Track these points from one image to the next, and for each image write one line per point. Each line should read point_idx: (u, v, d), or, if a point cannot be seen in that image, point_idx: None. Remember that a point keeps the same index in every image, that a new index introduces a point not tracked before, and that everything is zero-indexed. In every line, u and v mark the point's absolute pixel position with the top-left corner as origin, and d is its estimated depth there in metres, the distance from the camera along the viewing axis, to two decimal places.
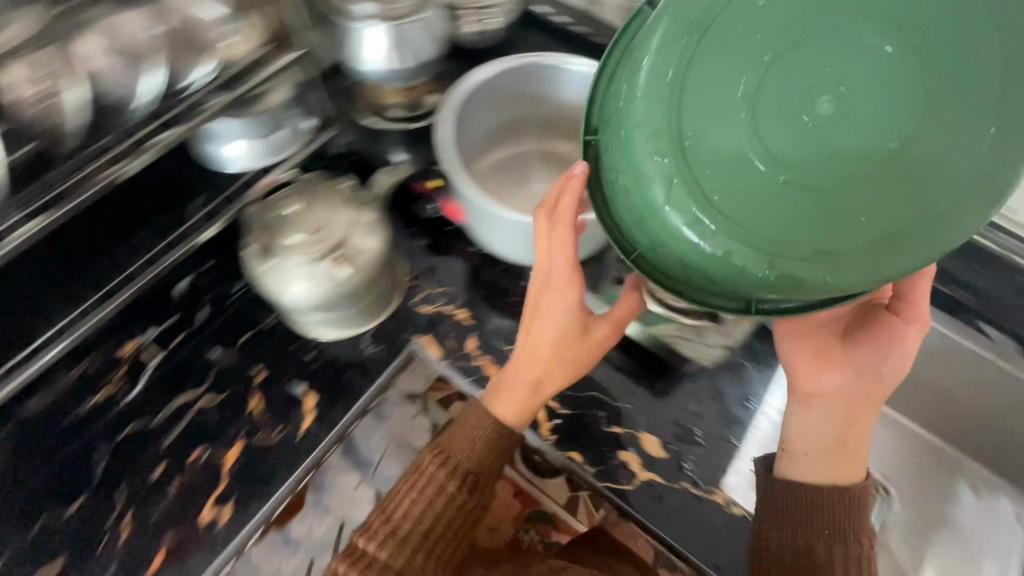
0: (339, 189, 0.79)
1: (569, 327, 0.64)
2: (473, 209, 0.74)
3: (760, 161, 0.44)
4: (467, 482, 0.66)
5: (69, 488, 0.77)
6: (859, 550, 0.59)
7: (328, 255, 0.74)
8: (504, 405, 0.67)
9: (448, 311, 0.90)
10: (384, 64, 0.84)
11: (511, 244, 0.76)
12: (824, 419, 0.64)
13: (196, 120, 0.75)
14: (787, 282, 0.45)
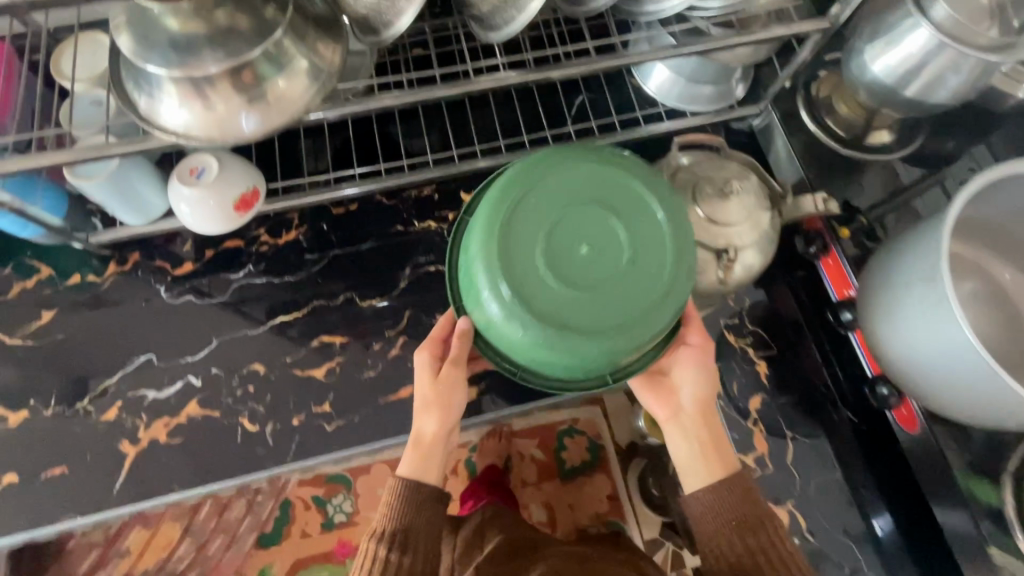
0: (768, 187, 0.68)
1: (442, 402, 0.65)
2: (929, 290, 0.62)
3: (564, 298, 0.56)
4: (401, 540, 0.63)
5: (372, 285, 0.84)
6: (765, 530, 0.60)
7: (720, 254, 0.65)
8: (412, 464, 0.66)
9: (750, 357, 0.81)
10: (887, 73, 0.70)
11: (918, 337, 0.65)
12: (690, 441, 0.65)
13: (686, 48, 0.65)
14: (562, 357, 0.57)
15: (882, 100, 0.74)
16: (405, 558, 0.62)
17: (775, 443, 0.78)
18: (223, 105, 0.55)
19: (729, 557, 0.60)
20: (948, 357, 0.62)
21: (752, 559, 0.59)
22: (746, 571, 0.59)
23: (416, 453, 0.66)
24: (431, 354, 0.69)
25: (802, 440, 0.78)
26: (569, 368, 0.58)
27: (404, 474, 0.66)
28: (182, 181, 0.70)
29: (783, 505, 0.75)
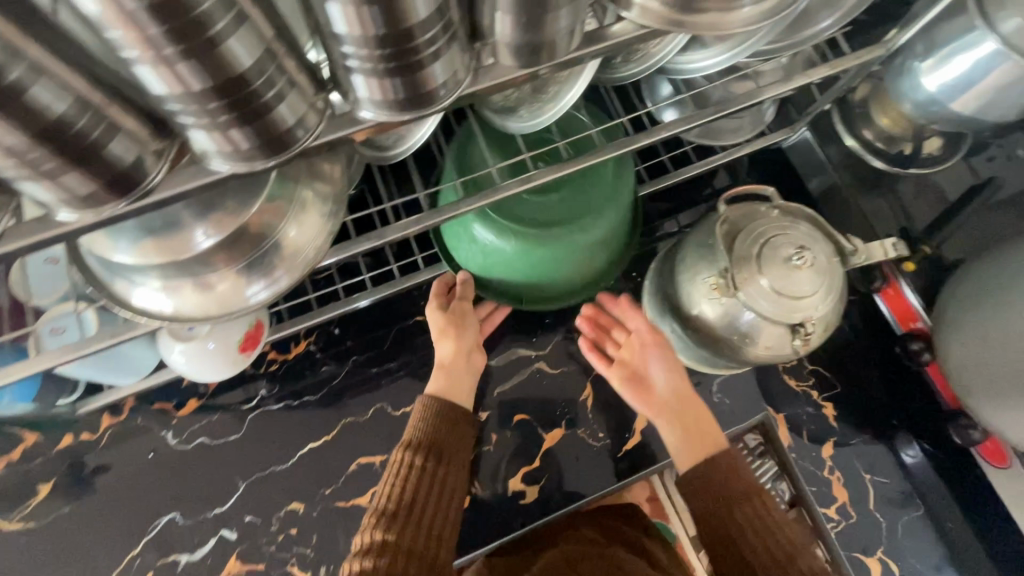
0: (833, 240, 0.62)
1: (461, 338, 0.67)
2: (1010, 307, 0.58)
3: (538, 202, 0.61)
4: (433, 453, 0.60)
5: (403, 389, 0.76)
6: (754, 502, 0.56)
7: (795, 326, 0.59)
8: (440, 384, 0.66)
9: (814, 399, 0.77)
10: (946, 90, 0.63)
11: (988, 364, 0.60)
12: (674, 428, 0.64)
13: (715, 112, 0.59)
14: (552, 253, 0.62)
15: (936, 115, 0.67)
16: (439, 468, 0.60)
17: (855, 489, 0.74)
18: (224, 283, 0.47)
19: (715, 523, 0.56)
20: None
21: (742, 525, 0.54)
22: (733, 530, 0.55)
23: (442, 374, 0.67)
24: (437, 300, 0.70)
25: (882, 481, 0.74)
26: (558, 260, 0.64)
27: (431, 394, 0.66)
28: (173, 338, 0.60)
29: (874, 554, 0.72)
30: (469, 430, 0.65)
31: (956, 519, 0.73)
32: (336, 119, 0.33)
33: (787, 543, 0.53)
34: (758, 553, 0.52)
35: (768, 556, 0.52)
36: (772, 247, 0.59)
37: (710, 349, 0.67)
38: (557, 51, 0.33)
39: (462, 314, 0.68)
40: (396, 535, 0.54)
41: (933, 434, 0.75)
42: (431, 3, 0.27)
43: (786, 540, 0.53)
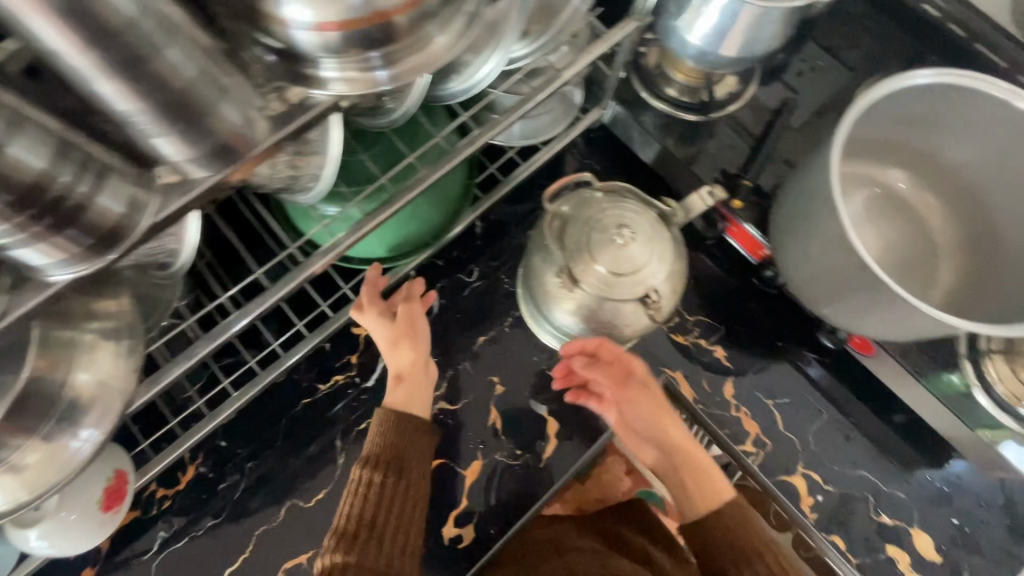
0: (653, 205, 0.64)
1: (413, 336, 0.67)
2: (816, 225, 0.61)
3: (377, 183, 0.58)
4: (394, 467, 0.60)
5: (310, 480, 0.73)
6: (766, 558, 0.54)
7: (642, 297, 0.61)
8: (398, 396, 0.65)
9: (704, 347, 0.80)
10: (711, 39, 0.66)
11: (818, 278, 0.65)
12: (675, 475, 0.63)
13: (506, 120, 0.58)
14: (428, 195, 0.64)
15: (713, 63, 0.71)
16: (398, 482, 0.59)
17: (764, 417, 0.77)
18: (33, 457, 0.41)
19: (720, 573, 0.56)
20: (852, 290, 0.61)
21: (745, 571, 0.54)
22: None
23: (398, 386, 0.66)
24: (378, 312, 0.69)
25: (784, 402, 0.78)
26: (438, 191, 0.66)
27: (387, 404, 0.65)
28: (21, 527, 0.54)
29: (796, 471, 0.75)
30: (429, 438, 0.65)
31: (856, 412, 0.78)
32: (26, 287, 0.30)
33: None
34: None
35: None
36: (603, 237, 0.60)
37: (586, 339, 0.68)
38: (244, 150, 0.32)
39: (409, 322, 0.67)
40: (356, 556, 0.54)
41: (813, 344, 0.79)
42: (51, 154, 0.25)
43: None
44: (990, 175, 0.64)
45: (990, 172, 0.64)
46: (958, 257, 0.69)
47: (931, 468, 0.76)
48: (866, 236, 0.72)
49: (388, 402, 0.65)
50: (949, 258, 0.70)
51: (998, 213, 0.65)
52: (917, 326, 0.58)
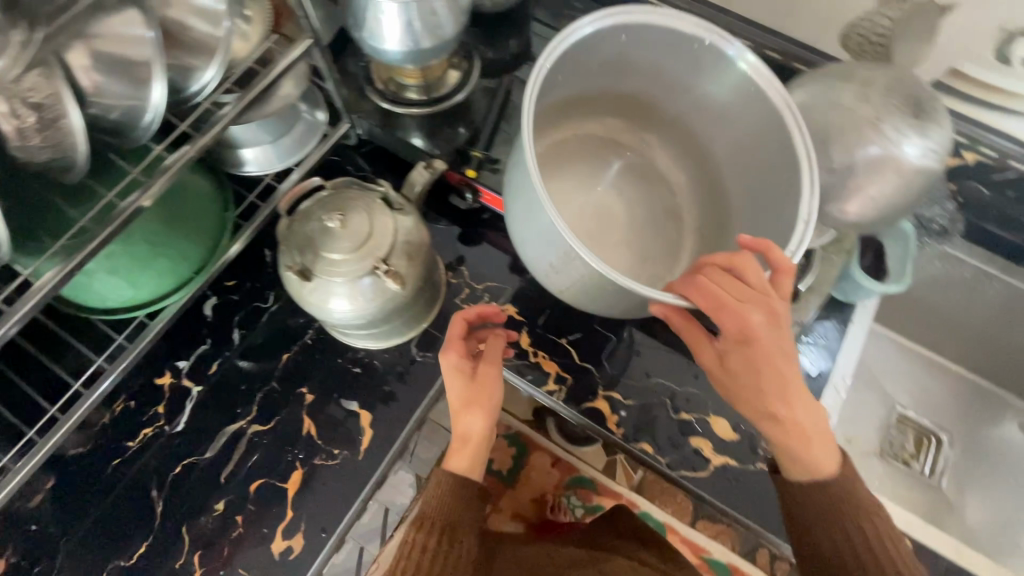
0: (376, 191, 0.70)
1: (493, 394, 0.68)
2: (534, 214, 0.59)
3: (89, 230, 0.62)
4: (448, 530, 0.63)
5: (130, 536, 0.74)
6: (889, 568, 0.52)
7: (374, 269, 0.66)
8: (462, 460, 0.67)
9: (496, 308, 0.86)
10: (397, 40, 0.75)
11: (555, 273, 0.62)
12: (814, 418, 0.54)
13: (210, 132, 0.64)
14: (166, 229, 0.68)
15: (414, 60, 0.80)
16: (449, 548, 0.63)
17: (560, 355, 0.83)
18: None
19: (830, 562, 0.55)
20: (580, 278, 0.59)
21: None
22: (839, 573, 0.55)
23: (463, 444, 0.67)
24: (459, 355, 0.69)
25: (576, 337, 0.84)
26: (183, 224, 0.70)
27: (448, 464, 0.66)
28: None
29: (598, 396, 0.81)
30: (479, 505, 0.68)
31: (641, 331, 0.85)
32: None
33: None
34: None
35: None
36: (325, 226, 0.66)
37: (361, 324, 0.73)
38: None
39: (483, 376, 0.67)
40: None
41: None
42: None
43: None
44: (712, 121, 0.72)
45: (711, 115, 0.71)
46: (701, 196, 0.80)
47: None
48: (617, 192, 0.83)
49: (452, 464, 0.66)
50: (692, 198, 0.81)
51: (723, 153, 0.74)
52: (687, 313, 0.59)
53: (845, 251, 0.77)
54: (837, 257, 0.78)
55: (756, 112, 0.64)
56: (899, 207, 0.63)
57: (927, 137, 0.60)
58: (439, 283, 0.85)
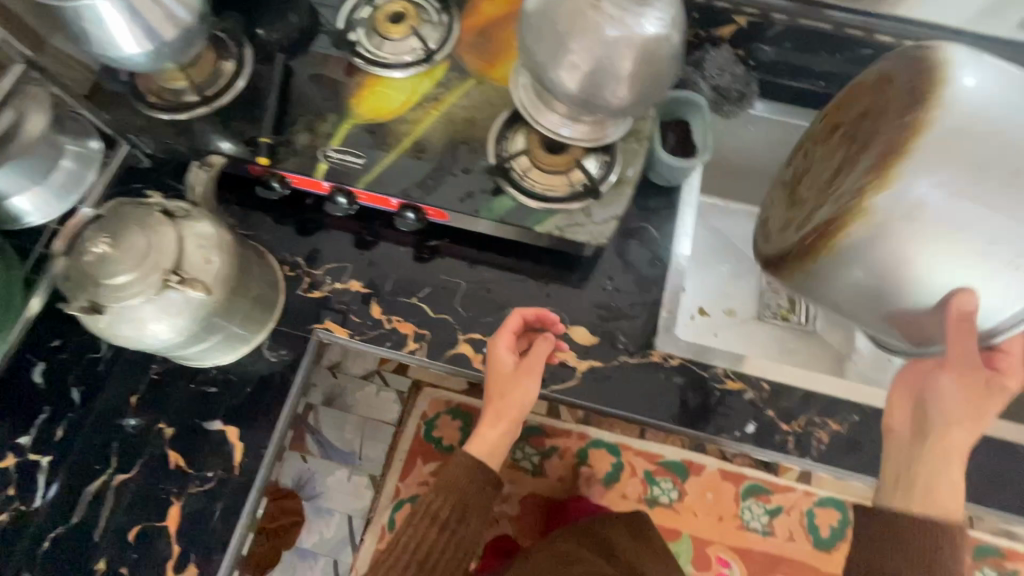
0: (151, 205, 0.67)
1: (524, 390, 0.76)
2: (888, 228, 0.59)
3: None
4: (460, 511, 0.73)
5: None
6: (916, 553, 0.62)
7: (167, 283, 0.63)
8: (482, 443, 0.76)
9: (340, 289, 0.85)
10: (131, 43, 0.70)
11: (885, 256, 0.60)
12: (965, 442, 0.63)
13: None
14: None
15: (166, 61, 0.76)
16: (458, 525, 0.73)
17: (415, 315, 0.83)
18: None
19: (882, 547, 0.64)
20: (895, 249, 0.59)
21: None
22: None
23: (492, 427, 0.76)
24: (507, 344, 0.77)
25: (426, 293, 0.84)
26: None
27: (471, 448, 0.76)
28: None
29: (460, 341, 0.82)
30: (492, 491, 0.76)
31: (488, 268, 0.85)
32: None
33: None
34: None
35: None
36: (98, 254, 0.62)
37: (185, 343, 0.70)
38: None
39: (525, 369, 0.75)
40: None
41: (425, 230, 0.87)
42: None
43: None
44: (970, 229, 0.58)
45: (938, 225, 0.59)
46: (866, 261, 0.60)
47: (564, 273, 0.85)
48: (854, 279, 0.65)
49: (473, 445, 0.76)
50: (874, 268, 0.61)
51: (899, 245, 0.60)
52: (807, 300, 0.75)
53: (643, 137, 0.80)
54: (638, 145, 0.80)
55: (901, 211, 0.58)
56: (645, 76, 0.66)
57: (649, 7, 0.63)
58: (274, 280, 0.83)
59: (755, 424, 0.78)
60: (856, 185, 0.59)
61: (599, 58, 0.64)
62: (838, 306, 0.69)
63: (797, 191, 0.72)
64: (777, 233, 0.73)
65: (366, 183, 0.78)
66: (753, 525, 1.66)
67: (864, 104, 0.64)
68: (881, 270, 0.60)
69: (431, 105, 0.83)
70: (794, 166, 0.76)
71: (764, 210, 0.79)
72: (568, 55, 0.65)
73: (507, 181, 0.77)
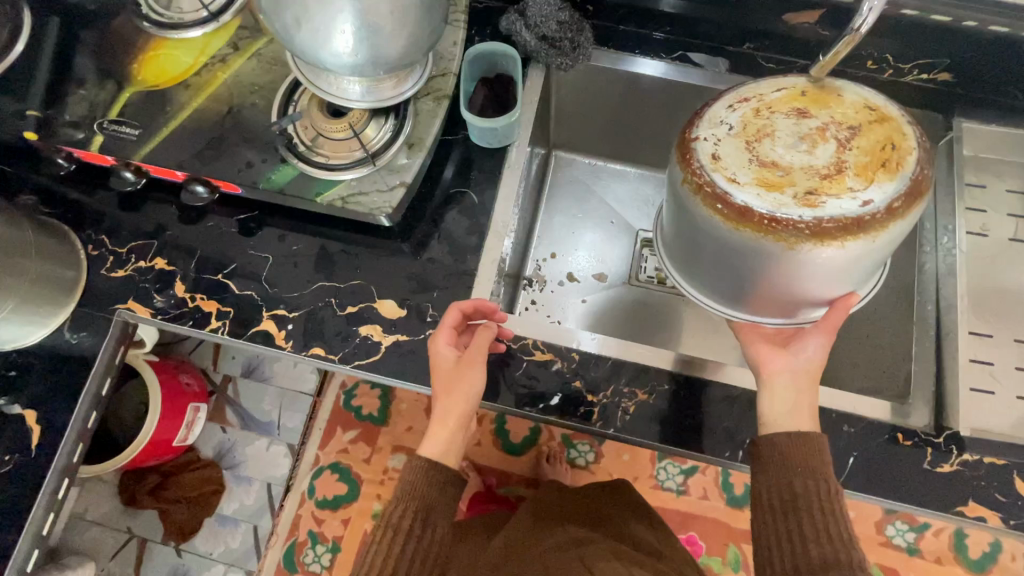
0: None
1: (471, 386, 0.72)
2: (798, 264, 0.55)
3: None
4: (424, 514, 0.68)
5: None
6: (814, 474, 0.63)
7: None
8: (435, 446, 0.71)
9: (145, 267, 0.82)
10: None
11: (778, 273, 0.58)
12: (795, 384, 0.68)
13: None
14: None
15: None
16: (426, 530, 0.69)
17: (219, 292, 0.81)
18: None
19: (786, 481, 0.64)
20: (790, 274, 0.57)
21: (773, 519, 0.64)
22: (805, 508, 0.63)
23: (442, 427, 0.71)
24: (449, 339, 0.73)
25: (233, 268, 0.82)
26: None
27: (426, 453, 0.71)
28: None
29: (264, 318, 0.79)
30: (456, 489, 0.72)
31: (298, 241, 0.83)
32: None
33: (831, 557, 0.60)
34: (815, 549, 0.61)
35: (821, 565, 0.60)
36: None
37: None
38: None
39: (469, 361, 0.71)
40: None
41: (235, 202, 0.84)
42: None
43: (853, 551, 0.60)
44: (828, 288, 0.60)
45: (828, 283, 0.58)
46: (753, 261, 0.58)
47: (374, 243, 0.83)
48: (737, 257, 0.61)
49: (426, 450, 0.71)
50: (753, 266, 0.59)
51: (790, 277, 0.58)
52: (703, 259, 0.64)
53: (440, 97, 0.76)
54: (435, 105, 0.76)
55: (812, 267, 0.55)
56: (391, 32, 0.61)
57: None
58: (74, 260, 0.81)
59: (560, 395, 0.77)
60: (857, 201, 0.52)
61: (320, 19, 0.59)
62: (744, 277, 0.62)
63: (759, 150, 0.55)
64: (747, 183, 0.54)
65: (146, 156, 0.75)
66: (667, 484, 1.67)
67: (843, 115, 0.55)
68: (824, 275, 0.57)
69: (218, 68, 0.77)
70: (743, 114, 0.57)
71: (703, 137, 0.57)
72: (292, 16, 0.60)
73: (289, 151, 0.73)
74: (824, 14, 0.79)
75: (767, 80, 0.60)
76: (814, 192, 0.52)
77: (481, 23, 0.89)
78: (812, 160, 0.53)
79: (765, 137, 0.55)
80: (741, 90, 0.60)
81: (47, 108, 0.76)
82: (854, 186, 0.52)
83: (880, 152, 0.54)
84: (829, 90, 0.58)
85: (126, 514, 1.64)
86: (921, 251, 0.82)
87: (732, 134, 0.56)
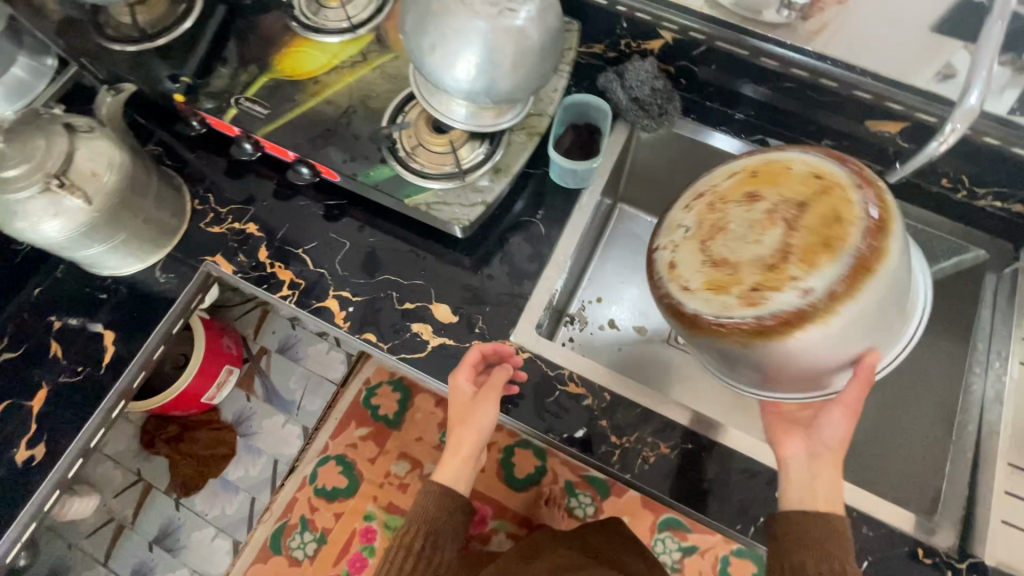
0: (58, 117, 0.75)
1: (485, 421, 0.75)
2: (752, 356, 0.57)
3: None
4: (434, 536, 0.72)
5: None
6: (829, 556, 0.62)
7: (50, 184, 0.70)
8: (447, 473, 0.75)
9: (237, 229, 0.91)
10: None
11: (740, 366, 0.60)
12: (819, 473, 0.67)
13: None
14: None
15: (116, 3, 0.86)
16: (433, 554, 0.72)
17: (295, 264, 0.88)
18: None
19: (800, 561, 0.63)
20: (751, 366, 0.59)
21: None
22: None
23: (455, 454, 0.75)
24: (469, 373, 0.77)
25: (312, 247, 0.89)
26: None
27: (438, 479, 0.75)
28: None
29: (329, 297, 0.86)
30: (463, 516, 0.74)
31: (376, 234, 0.90)
32: None
33: None
34: None
35: None
36: None
37: (72, 249, 0.78)
38: None
39: (486, 395, 0.75)
40: None
41: (329, 189, 0.93)
42: None
43: None
44: (818, 367, 0.58)
45: (809, 364, 0.57)
46: (716, 357, 0.61)
47: (442, 250, 0.89)
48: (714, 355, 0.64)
49: (438, 475, 0.74)
50: (720, 361, 0.61)
51: (758, 369, 0.59)
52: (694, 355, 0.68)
53: (533, 133, 0.83)
54: (526, 139, 0.83)
55: (778, 356, 0.56)
56: (511, 71, 0.68)
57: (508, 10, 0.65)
58: (181, 210, 0.90)
59: (585, 431, 0.79)
60: (798, 292, 0.53)
61: (454, 48, 0.67)
62: (729, 373, 0.64)
63: (712, 249, 0.59)
64: (698, 290, 0.58)
65: (268, 134, 0.84)
66: (663, 559, 1.61)
67: (788, 191, 0.57)
68: (796, 364, 0.57)
69: (345, 72, 0.87)
70: (697, 214, 0.62)
71: (660, 247, 0.63)
72: (431, 42, 0.68)
73: (391, 153, 0.81)
74: (907, 126, 0.83)
75: (719, 170, 0.64)
76: (758, 288, 0.55)
77: (580, 76, 0.97)
78: (758, 251, 0.56)
79: (716, 235, 0.59)
80: (696, 186, 0.65)
81: (196, 78, 0.88)
82: (797, 273, 0.54)
83: (825, 228, 0.54)
84: (776, 167, 0.60)
85: (138, 457, 1.71)
86: (971, 372, 0.82)
87: (686, 238, 0.61)
